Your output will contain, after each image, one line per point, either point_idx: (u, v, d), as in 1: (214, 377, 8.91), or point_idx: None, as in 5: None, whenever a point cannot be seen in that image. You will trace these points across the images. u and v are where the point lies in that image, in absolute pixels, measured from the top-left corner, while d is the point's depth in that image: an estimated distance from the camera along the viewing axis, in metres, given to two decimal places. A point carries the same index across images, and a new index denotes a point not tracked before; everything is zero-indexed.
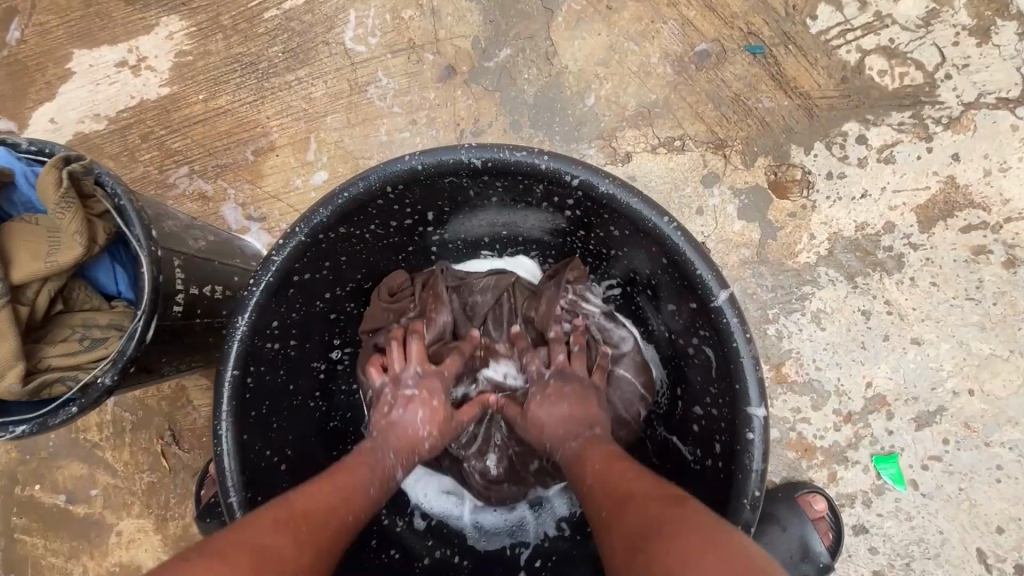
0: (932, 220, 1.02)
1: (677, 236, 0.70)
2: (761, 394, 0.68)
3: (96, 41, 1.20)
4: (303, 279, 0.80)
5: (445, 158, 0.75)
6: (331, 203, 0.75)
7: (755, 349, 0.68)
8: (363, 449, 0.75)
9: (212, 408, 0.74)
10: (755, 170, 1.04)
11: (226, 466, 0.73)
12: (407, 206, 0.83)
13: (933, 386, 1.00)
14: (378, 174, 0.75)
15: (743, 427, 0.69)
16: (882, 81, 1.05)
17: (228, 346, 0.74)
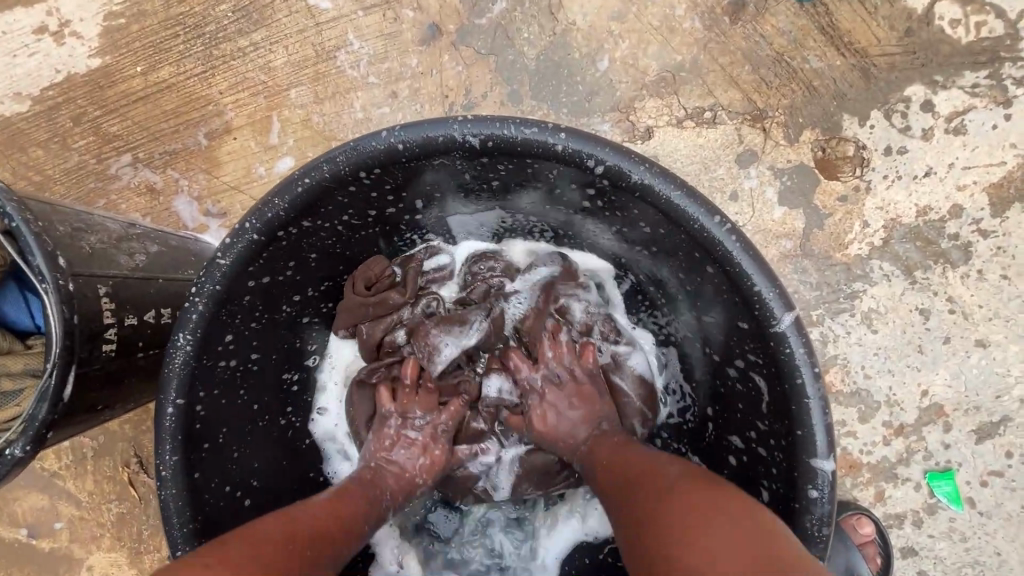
0: (1006, 201, 0.86)
1: (730, 241, 0.55)
2: (830, 443, 0.55)
3: (8, 3, 1.00)
4: (262, 283, 0.66)
5: (435, 135, 0.58)
6: (290, 191, 0.59)
7: (823, 390, 0.54)
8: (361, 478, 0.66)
9: (155, 443, 0.61)
10: (799, 145, 0.88)
11: (172, 511, 0.61)
12: (387, 194, 0.67)
13: (997, 394, 0.88)
14: (348, 154, 0.59)
15: (803, 482, 0.56)
16: (955, 33, 0.87)
17: (169, 369, 0.61)
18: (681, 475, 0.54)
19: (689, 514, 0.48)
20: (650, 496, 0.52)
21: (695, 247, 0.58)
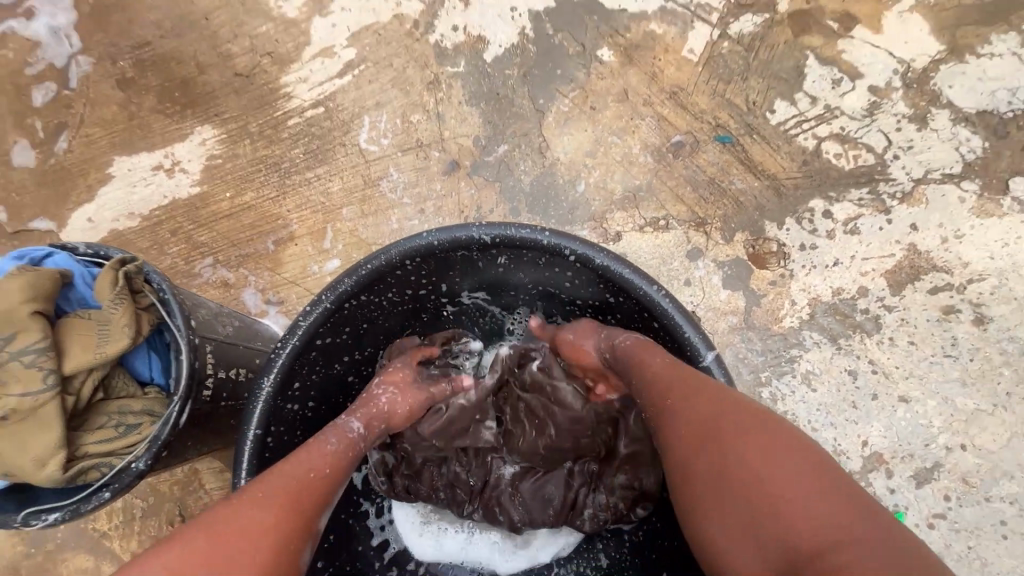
0: (901, 282, 1.10)
1: (665, 302, 0.77)
2: None
3: (135, 149, 1.35)
4: (325, 343, 0.87)
5: (459, 235, 0.83)
6: (355, 273, 0.82)
7: None
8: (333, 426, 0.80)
9: (233, 466, 0.78)
10: (734, 244, 1.14)
11: None
12: (421, 277, 0.91)
13: (926, 442, 1.03)
14: (398, 248, 0.83)
15: None
16: (839, 162, 1.17)
17: (252, 406, 0.80)
18: (730, 429, 0.63)
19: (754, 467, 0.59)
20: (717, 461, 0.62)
21: (644, 307, 0.80)
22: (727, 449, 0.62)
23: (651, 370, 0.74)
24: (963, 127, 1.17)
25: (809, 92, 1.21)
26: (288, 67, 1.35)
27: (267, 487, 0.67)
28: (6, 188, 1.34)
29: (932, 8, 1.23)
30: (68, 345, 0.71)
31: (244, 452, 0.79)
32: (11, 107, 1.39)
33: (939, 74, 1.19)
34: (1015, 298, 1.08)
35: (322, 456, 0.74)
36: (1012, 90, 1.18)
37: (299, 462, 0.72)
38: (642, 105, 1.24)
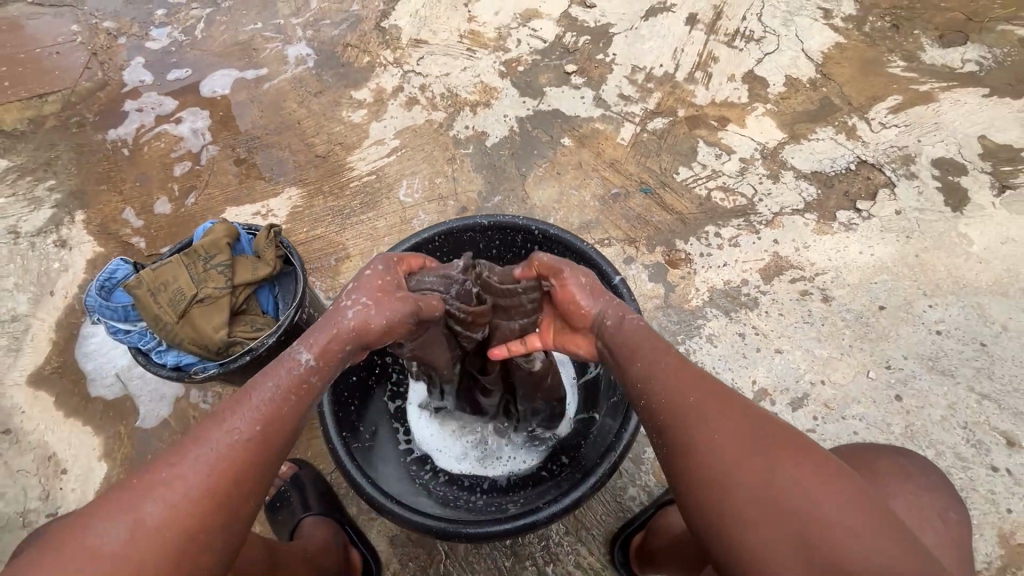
0: (770, 276, 1.60)
1: (591, 251, 1.27)
2: None
3: (242, 203, 1.94)
4: None
5: (467, 220, 1.34)
6: (404, 243, 1.32)
7: (636, 305, 1.20)
8: (273, 368, 0.83)
9: None
10: (655, 253, 1.67)
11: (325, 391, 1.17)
12: (441, 256, 1.41)
13: (797, 379, 1.45)
14: (430, 229, 1.34)
15: None
16: (723, 203, 1.74)
17: None
18: (703, 416, 0.75)
19: (724, 442, 0.71)
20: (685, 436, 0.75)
21: (582, 259, 1.30)
22: (691, 428, 0.75)
23: (646, 362, 0.86)
24: (803, 181, 1.75)
25: (701, 162, 1.82)
26: (353, 151, 2.00)
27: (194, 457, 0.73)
28: (147, 227, 1.90)
29: (776, 113, 1.90)
30: (238, 269, 1.19)
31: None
32: (158, 176, 2.01)
33: (784, 150, 1.82)
34: (848, 284, 1.57)
35: (254, 409, 0.78)
36: (833, 158, 1.79)
37: (226, 422, 0.76)
38: (591, 170, 1.85)
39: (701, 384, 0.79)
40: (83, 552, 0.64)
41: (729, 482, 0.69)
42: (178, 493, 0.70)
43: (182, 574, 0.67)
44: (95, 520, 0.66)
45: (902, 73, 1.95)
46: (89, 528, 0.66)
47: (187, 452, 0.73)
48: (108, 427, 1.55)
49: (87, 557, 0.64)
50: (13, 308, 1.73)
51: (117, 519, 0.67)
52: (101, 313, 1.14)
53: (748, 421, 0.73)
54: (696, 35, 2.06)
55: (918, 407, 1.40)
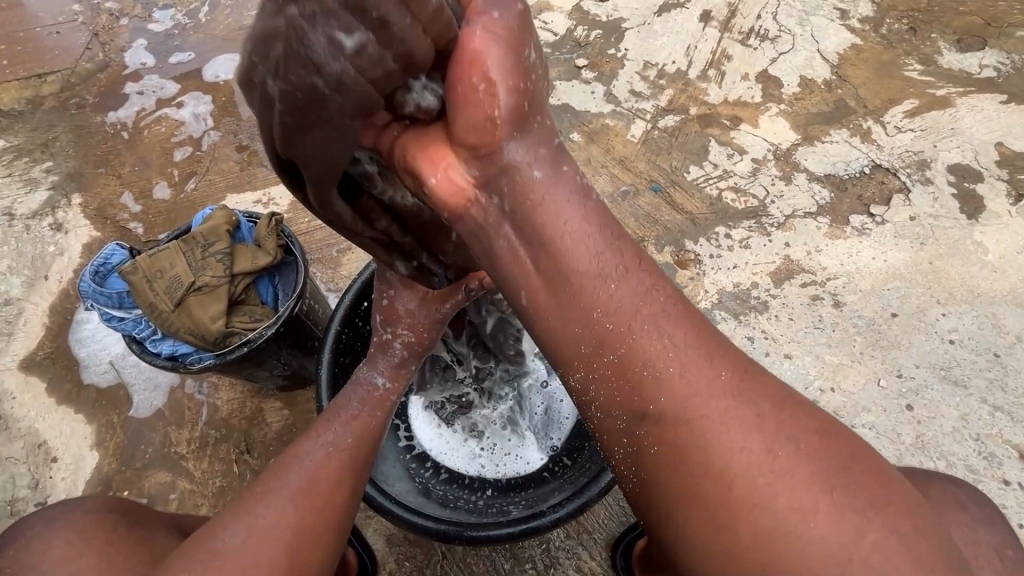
0: (781, 280, 1.56)
1: None
2: None
3: (243, 190, 1.90)
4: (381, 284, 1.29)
5: None
6: None
7: None
8: (349, 392, 0.98)
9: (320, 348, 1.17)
10: (664, 254, 1.63)
11: (324, 385, 1.14)
12: None
13: (805, 385, 1.42)
14: None
15: None
16: (735, 204, 1.70)
17: (337, 310, 1.20)
18: (705, 392, 0.63)
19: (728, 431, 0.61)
20: (673, 415, 0.64)
21: None
22: (689, 404, 0.63)
23: (625, 299, 0.67)
24: (816, 184, 1.72)
25: (712, 161, 1.78)
26: None
27: (303, 466, 0.84)
28: (145, 213, 1.86)
29: (790, 113, 1.86)
30: (237, 257, 1.16)
31: (327, 353, 1.16)
32: (157, 161, 1.96)
33: (797, 152, 1.78)
34: (860, 290, 1.54)
35: (345, 426, 0.92)
36: (847, 162, 1.75)
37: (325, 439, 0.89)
38: (600, 167, 1.81)
39: (706, 348, 0.66)
40: (212, 559, 0.70)
41: (732, 478, 0.60)
42: (313, 475, 0.83)
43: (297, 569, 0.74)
44: (247, 506, 0.77)
45: (919, 76, 1.91)
46: (216, 535, 0.73)
47: (305, 454, 0.87)
48: (100, 416, 1.51)
49: (217, 558, 0.71)
50: (6, 292, 1.69)
51: (237, 522, 0.75)
52: (95, 299, 1.11)
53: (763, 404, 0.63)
54: (710, 32, 2.02)
55: (930, 417, 1.37)
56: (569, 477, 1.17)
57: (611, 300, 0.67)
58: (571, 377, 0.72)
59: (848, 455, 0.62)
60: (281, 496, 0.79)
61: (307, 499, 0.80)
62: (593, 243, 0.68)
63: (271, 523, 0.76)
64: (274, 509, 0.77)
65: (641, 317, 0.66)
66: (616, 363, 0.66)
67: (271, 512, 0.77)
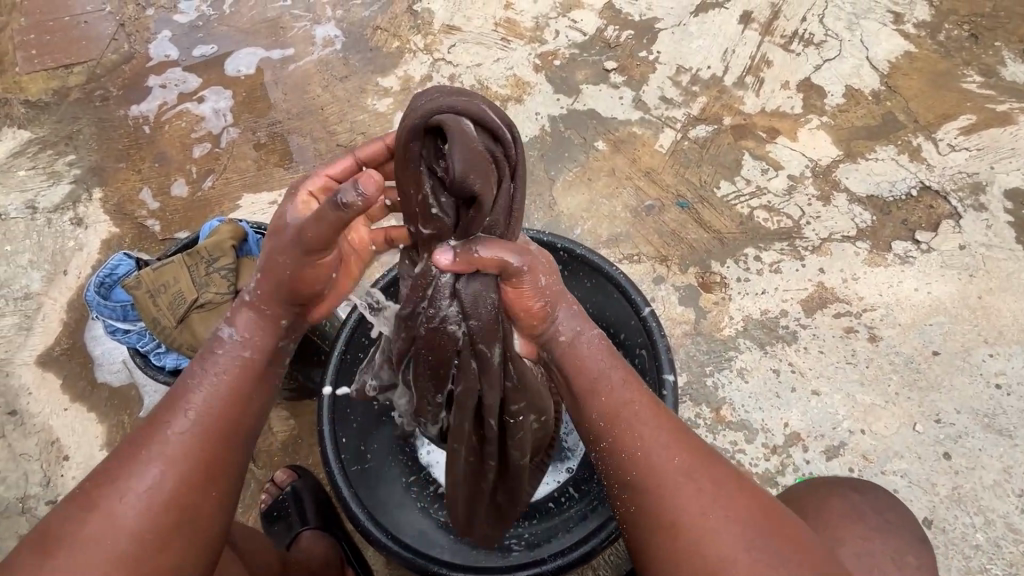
0: (813, 308, 1.47)
1: (619, 276, 1.16)
2: (671, 366, 1.09)
3: (259, 190, 1.88)
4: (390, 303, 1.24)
5: None
6: None
7: (666, 342, 1.10)
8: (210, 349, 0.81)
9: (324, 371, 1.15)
10: (688, 275, 1.55)
11: (325, 411, 1.12)
12: None
13: (834, 426, 1.34)
14: None
15: (661, 387, 1.08)
16: (767, 224, 1.60)
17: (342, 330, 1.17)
18: (662, 461, 0.78)
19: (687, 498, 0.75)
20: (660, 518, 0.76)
21: (609, 284, 1.19)
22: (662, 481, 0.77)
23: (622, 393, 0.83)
24: (856, 205, 1.61)
25: (745, 176, 1.68)
26: None
27: (159, 453, 0.72)
28: (163, 209, 1.86)
29: (832, 127, 1.74)
30: (243, 272, 1.12)
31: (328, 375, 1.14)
32: (177, 157, 1.95)
33: (838, 170, 1.66)
34: (899, 323, 1.43)
35: (209, 394, 0.77)
36: (892, 182, 1.63)
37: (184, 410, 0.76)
38: (625, 179, 1.73)
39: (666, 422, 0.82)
40: (71, 558, 0.65)
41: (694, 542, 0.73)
42: (162, 477, 0.71)
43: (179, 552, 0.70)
44: (84, 515, 0.68)
45: (978, 89, 1.76)
46: (72, 530, 0.67)
47: (160, 431, 0.74)
48: (112, 416, 1.52)
49: (77, 551, 0.66)
50: (26, 286, 1.71)
51: (95, 514, 0.68)
52: (100, 311, 1.09)
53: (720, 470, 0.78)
54: (749, 36, 1.90)
55: (969, 468, 1.27)
56: (574, 513, 1.13)
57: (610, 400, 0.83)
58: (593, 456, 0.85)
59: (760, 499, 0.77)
60: (112, 506, 0.69)
61: (180, 487, 0.72)
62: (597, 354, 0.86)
63: (132, 518, 0.68)
64: (139, 503, 0.69)
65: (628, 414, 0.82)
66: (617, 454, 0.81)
67: (132, 503, 0.69)
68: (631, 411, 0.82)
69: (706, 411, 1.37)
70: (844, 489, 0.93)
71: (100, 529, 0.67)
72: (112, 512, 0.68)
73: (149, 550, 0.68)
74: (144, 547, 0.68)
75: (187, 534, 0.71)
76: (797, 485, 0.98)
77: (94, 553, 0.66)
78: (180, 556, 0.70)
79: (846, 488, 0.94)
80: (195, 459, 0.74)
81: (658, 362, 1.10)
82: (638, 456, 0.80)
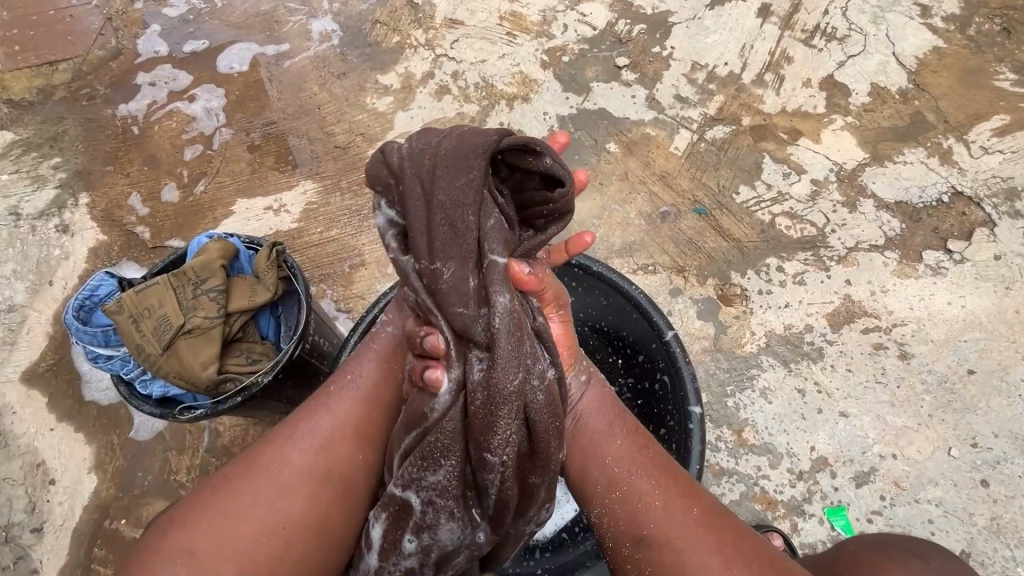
0: (839, 323, 1.39)
1: (639, 296, 1.08)
2: (697, 396, 1.01)
3: (254, 194, 1.79)
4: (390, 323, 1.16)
5: None
6: None
7: (691, 368, 1.02)
8: (373, 342, 0.99)
9: None
10: (706, 287, 1.47)
11: None
12: None
13: (863, 450, 1.26)
14: None
15: (687, 420, 1.01)
16: (789, 232, 1.51)
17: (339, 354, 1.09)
18: (662, 503, 0.80)
19: (685, 540, 0.76)
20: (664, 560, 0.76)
21: (628, 304, 1.11)
22: (662, 524, 0.78)
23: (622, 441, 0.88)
24: (884, 212, 1.52)
25: (766, 180, 1.59)
26: (376, 144, 1.83)
27: (333, 414, 0.92)
28: (153, 216, 1.78)
29: (858, 128, 1.64)
30: (233, 294, 1.05)
31: None
32: (167, 160, 1.86)
33: (865, 174, 1.58)
34: (931, 340, 1.35)
35: (370, 375, 0.96)
36: (922, 187, 1.54)
37: (355, 384, 0.95)
38: (638, 184, 1.64)
39: (669, 469, 0.84)
40: (261, 474, 0.83)
41: None
42: (332, 433, 0.90)
43: (332, 497, 0.86)
44: (273, 445, 0.87)
45: (1012, 88, 1.67)
46: (264, 451, 0.86)
47: (336, 398, 0.94)
48: (100, 437, 1.45)
49: (265, 469, 0.84)
50: (9, 297, 1.63)
51: (280, 446, 0.87)
52: (79, 336, 1.01)
53: (721, 514, 0.79)
54: (768, 30, 1.80)
55: (1008, 496, 1.20)
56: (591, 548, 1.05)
57: (612, 448, 0.87)
58: (591, 512, 0.86)
59: (767, 548, 0.76)
60: (284, 451, 0.86)
61: (344, 445, 0.89)
62: (600, 407, 0.92)
63: (306, 457, 0.86)
64: (313, 448, 0.88)
65: (629, 461, 0.85)
66: (619, 495, 0.83)
67: (306, 445, 0.87)
68: (636, 456, 0.85)
69: (727, 434, 1.29)
70: (900, 552, 0.86)
71: (281, 459, 0.85)
72: (289, 453, 0.86)
73: (316, 487, 0.85)
74: (309, 487, 0.84)
75: (339, 485, 0.87)
76: (847, 543, 0.92)
77: (276, 474, 0.83)
78: (331, 501, 0.86)
79: (906, 551, 0.86)
80: (358, 426, 0.91)
81: (683, 392, 1.02)
82: (637, 496, 0.81)
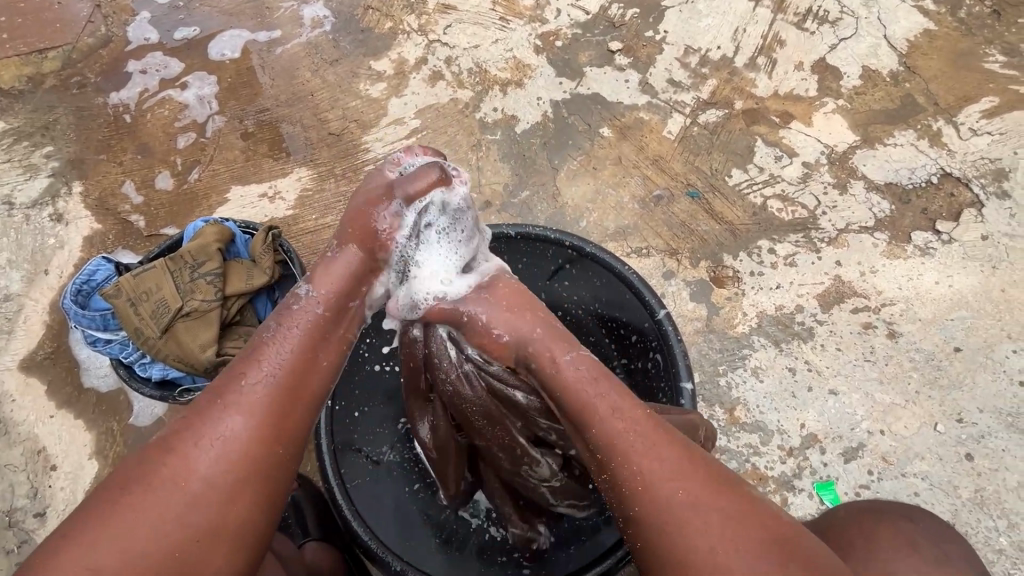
0: (829, 303, 1.41)
1: (632, 276, 1.10)
2: (689, 372, 1.03)
3: (248, 182, 1.80)
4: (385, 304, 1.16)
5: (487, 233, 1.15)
6: None
7: (683, 346, 1.04)
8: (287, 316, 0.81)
9: None
10: (699, 269, 1.48)
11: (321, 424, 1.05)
12: None
13: (851, 426, 1.29)
14: None
15: (679, 396, 1.03)
16: (780, 215, 1.53)
17: None
18: (660, 489, 0.70)
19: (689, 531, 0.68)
20: (670, 533, 0.68)
21: (621, 284, 1.13)
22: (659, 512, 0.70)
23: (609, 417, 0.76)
24: (874, 194, 1.54)
25: (758, 164, 1.60)
26: (369, 130, 1.83)
27: (242, 409, 0.73)
28: (147, 204, 1.78)
29: (849, 111, 1.65)
30: (230, 277, 1.05)
31: None
32: (160, 148, 1.86)
33: (855, 156, 1.59)
34: (919, 319, 1.38)
35: (286, 357, 0.78)
36: (912, 169, 1.56)
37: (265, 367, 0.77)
38: (632, 168, 1.65)
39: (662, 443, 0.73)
40: (155, 491, 0.67)
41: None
42: (244, 432, 0.72)
43: (255, 505, 0.71)
44: (166, 455, 0.69)
45: (1001, 69, 1.68)
46: (154, 464, 0.69)
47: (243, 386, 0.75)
48: (100, 423, 1.46)
49: (163, 484, 0.68)
50: (5, 287, 1.63)
51: (177, 456, 0.69)
52: (78, 320, 1.02)
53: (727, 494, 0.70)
54: (761, 14, 1.80)
55: (991, 469, 1.24)
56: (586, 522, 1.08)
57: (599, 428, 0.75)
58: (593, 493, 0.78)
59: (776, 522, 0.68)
60: (189, 458, 0.70)
61: (257, 445, 0.72)
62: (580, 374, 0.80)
63: (211, 466, 0.70)
64: (221, 452, 0.71)
65: (619, 442, 0.74)
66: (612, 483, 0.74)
67: (212, 450, 0.70)
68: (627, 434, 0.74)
69: (720, 413, 1.32)
70: (888, 514, 0.85)
71: (184, 469, 0.69)
72: (191, 462, 0.69)
73: (231, 500, 0.69)
74: (225, 502, 0.69)
75: (261, 492, 0.72)
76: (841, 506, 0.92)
77: (178, 489, 0.68)
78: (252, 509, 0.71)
79: (896, 514, 0.85)
80: (277, 419, 0.75)
81: (674, 369, 1.04)
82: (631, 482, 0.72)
